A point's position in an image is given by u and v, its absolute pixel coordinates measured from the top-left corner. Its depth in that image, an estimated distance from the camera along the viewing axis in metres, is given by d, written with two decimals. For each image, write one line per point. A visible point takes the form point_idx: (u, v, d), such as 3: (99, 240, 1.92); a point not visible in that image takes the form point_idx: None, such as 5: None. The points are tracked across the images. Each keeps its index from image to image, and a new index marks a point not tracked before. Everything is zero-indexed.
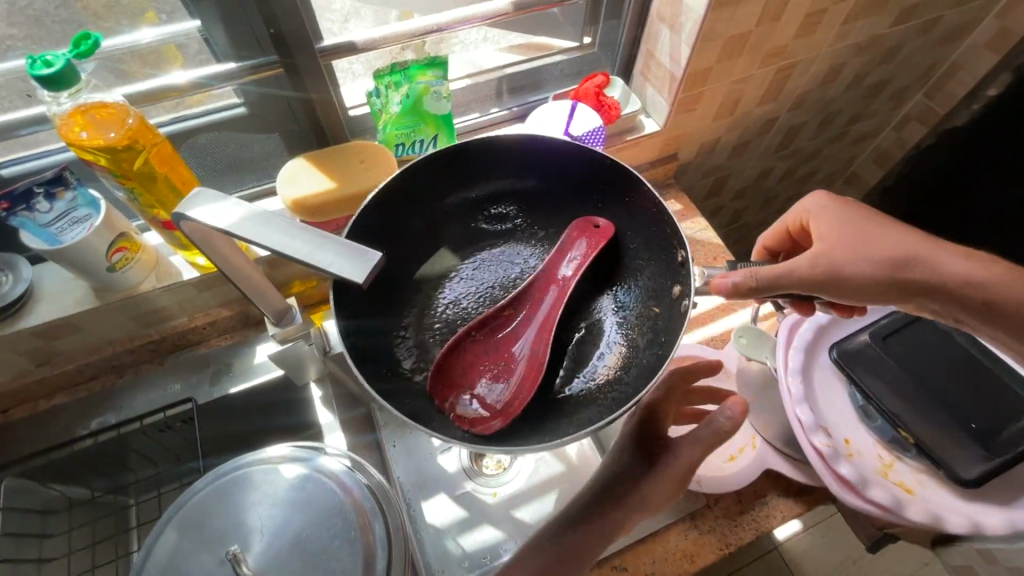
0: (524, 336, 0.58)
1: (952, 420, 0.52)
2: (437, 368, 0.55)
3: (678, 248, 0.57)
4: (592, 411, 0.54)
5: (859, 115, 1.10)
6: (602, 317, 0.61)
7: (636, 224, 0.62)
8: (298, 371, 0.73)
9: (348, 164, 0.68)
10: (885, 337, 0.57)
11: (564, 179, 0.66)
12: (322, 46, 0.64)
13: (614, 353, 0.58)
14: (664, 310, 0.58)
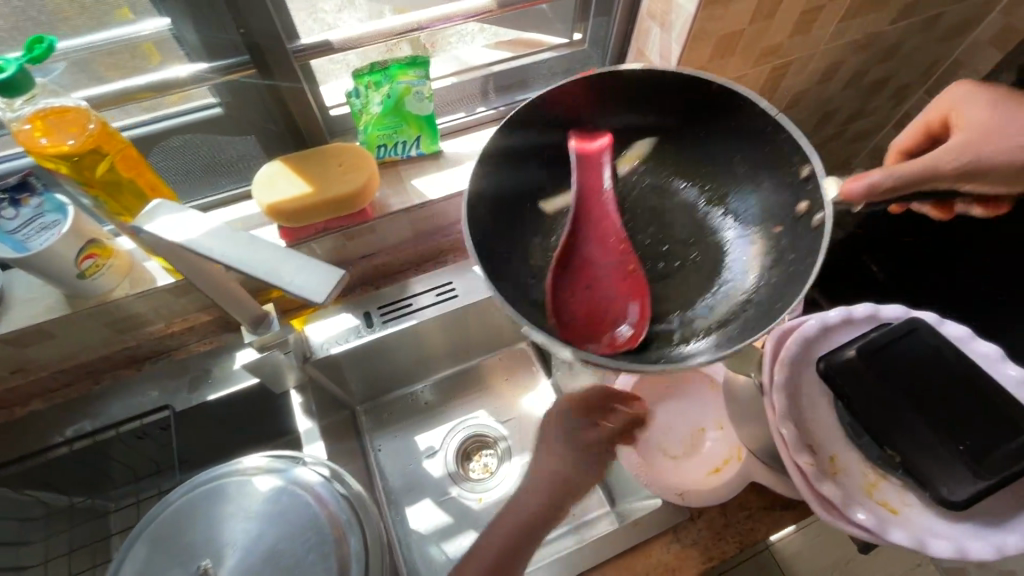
0: (626, 252, 0.57)
1: (940, 434, 0.49)
2: (556, 305, 0.54)
3: (805, 163, 0.52)
4: (732, 325, 0.52)
5: (858, 112, 1.07)
6: (718, 230, 0.60)
7: (744, 147, 0.58)
8: (275, 376, 0.71)
9: (326, 166, 0.66)
10: (875, 350, 0.53)
11: (678, 117, 0.61)
12: (296, 46, 0.62)
13: (743, 267, 0.56)
14: (789, 229, 0.54)
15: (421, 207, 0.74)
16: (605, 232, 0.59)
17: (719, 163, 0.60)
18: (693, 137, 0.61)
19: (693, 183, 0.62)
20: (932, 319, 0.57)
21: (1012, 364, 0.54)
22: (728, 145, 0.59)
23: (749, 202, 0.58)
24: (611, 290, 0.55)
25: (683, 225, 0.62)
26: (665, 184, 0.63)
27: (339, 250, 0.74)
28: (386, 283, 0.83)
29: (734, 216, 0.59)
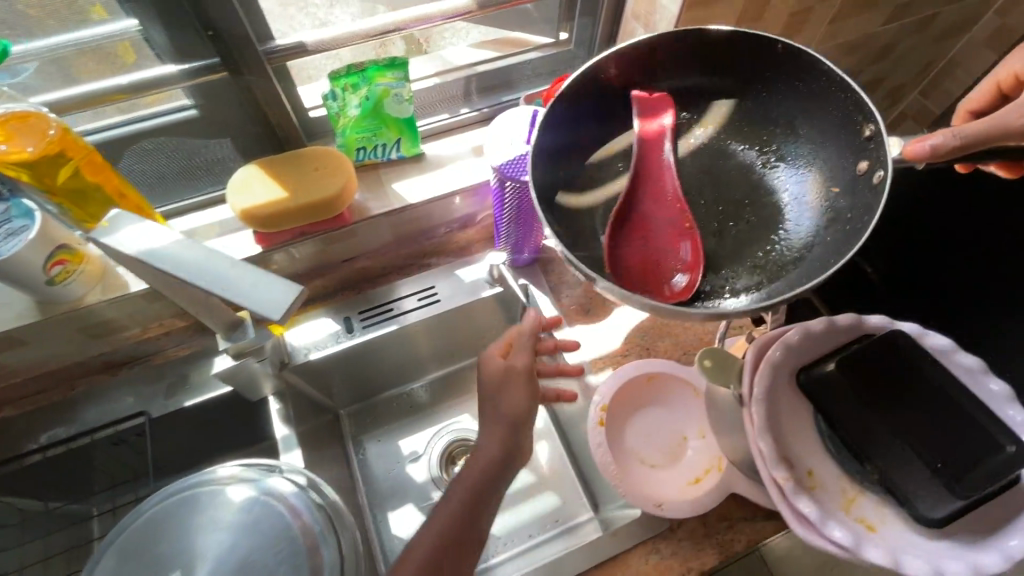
0: (676, 215, 0.54)
1: (919, 450, 0.48)
2: (608, 262, 0.52)
3: (868, 121, 0.48)
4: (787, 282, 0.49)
5: None
6: (774, 192, 0.54)
7: (808, 107, 0.53)
8: (249, 384, 0.69)
9: (302, 170, 0.65)
10: (853, 364, 0.53)
11: (740, 77, 0.56)
12: (268, 48, 0.60)
13: (801, 227, 0.52)
14: (851, 191, 0.50)
15: (401, 210, 0.73)
16: (657, 193, 0.56)
17: (781, 119, 0.55)
18: (752, 95, 0.57)
19: (749, 145, 0.57)
20: (914, 329, 0.56)
21: (996, 376, 0.53)
22: (792, 106, 0.55)
23: (808, 159, 0.54)
24: (661, 251, 0.53)
25: (736, 180, 0.56)
26: (722, 147, 0.58)
27: (317, 254, 0.73)
28: (368, 287, 0.82)
29: (792, 177, 0.54)
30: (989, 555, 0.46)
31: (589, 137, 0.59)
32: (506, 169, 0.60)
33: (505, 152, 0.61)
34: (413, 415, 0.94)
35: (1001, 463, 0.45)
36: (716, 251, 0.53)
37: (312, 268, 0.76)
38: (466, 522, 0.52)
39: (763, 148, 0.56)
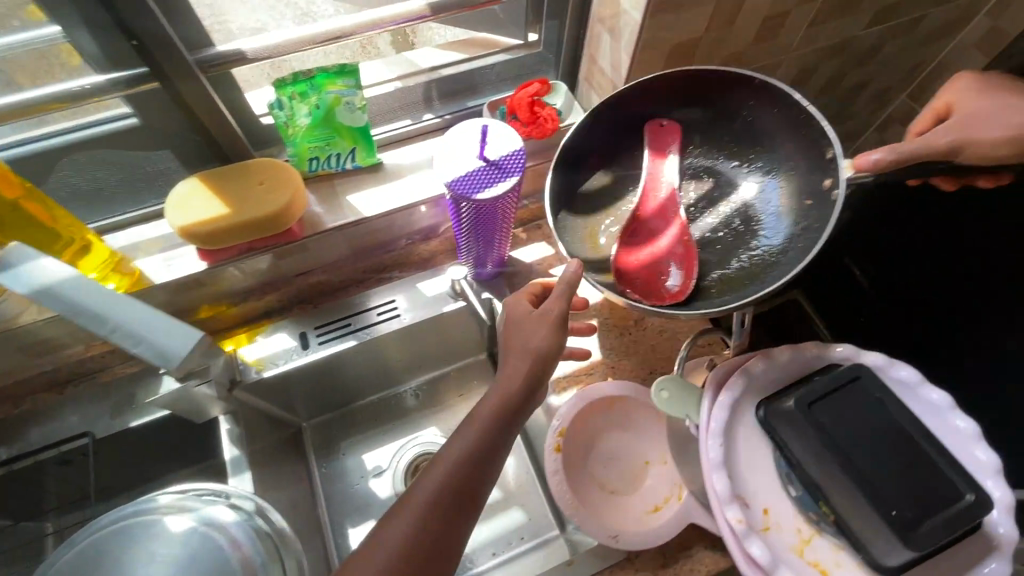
0: (675, 221, 0.60)
1: (883, 494, 0.45)
2: (613, 268, 0.58)
3: (828, 145, 0.55)
4: (759, 285, 0.55)
5: (838, 117, 1.01)
6: (753, 202, 0.60)
7: (782, 130, 0.59)
8: (199, 409, 0.67)
9: (245, 185, 0.62)
10: (813, 402, 0.49)
11: (723, 108, 0.62)
12: (197, 58, 0.56)
13: (778, 234, 0.57)
14: (817, 203, 0.56)
15: (356, 224, 0.70)
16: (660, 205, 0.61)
17: (760, 140, 0.61)
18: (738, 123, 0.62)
19: (734, 164, 0.62)
20: (881, 361, 0.53)
21: (963, 413, 0.50)
22: (770, 129, 0.60)
23: (784, 172, 0.59)
24: (659, 256, 0.59)
25: (723, 194, 0.62)
26: (711, 164, 0.63)
27: (269, 268, 0.70)
28: (324, 301, 0.79)
29: (766, 189, 0.60)
30: None
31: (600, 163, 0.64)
32: (455, 186, 0.57)
33: (456, 168, 0.58)
34: (379, 427, 0.92)
35: (955, 514, 0.43)
36: (707, 257, 0.59)
37: (266, 282, 0.73)
38: (435, 527, 0.46)
39: (745, 166, 0.62)
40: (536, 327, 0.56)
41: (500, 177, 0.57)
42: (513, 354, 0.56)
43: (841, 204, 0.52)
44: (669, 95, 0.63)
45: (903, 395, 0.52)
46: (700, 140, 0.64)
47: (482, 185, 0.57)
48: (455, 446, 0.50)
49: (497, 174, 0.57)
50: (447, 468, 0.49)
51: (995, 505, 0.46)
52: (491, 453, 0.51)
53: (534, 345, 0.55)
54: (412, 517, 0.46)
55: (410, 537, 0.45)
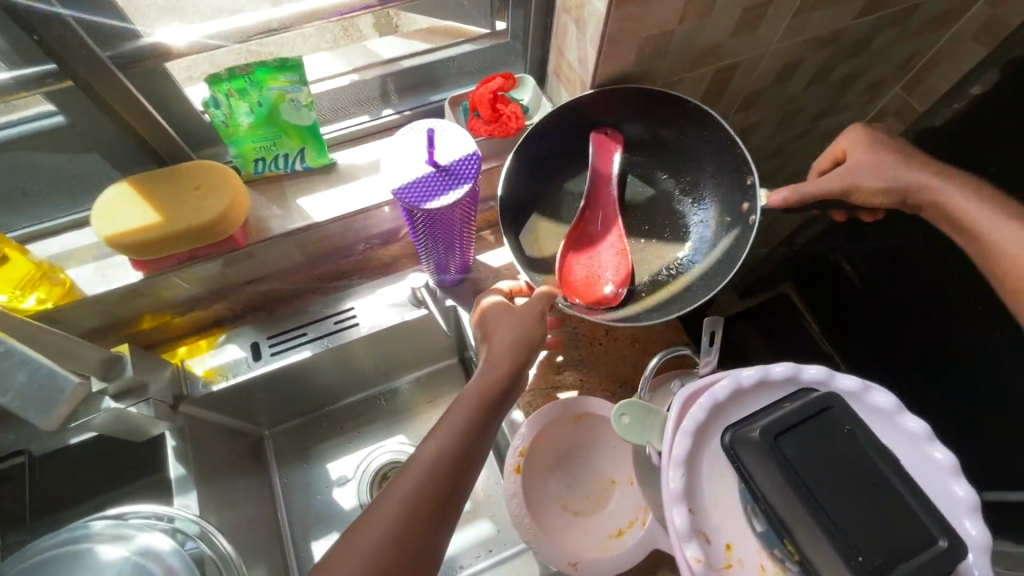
0: (615, 231, 0.67)
1: (851, 536, 0.41)
2: (559, 272, 0.65)
3: (746, 173, 0.64)
4: (684, 291, 0.65)
5: (827, 111, 0.96)
6: (687, 215, 0.69)
7: (710, 151, 0.67)
8: (139, 431, 0.62)
9: (179, 191, 0.57)
10: (780, 433, 0.45)
11: (664, 123, 0.69)
12: (109, 55, 0.51)
13: (703, 243, 0.67)
14: (737, 220, 0.65)
15: (305, 229, 0.66)
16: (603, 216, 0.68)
17: (693, 159, 0.69)
18: (677, 139, 0.69)
19: (672, 178, 0.70)
20: (855, 387, 0.50)
21: (942, 444, 0.47)
22: (701, 149, 0.68)
23: (709, 190, 0.68)
24: (600, 263, 0.66)
25: (661, 205, 0.70)
26: (651, 175, 0.71)
27: (215, 275, 0.66)
28: (279, 308, 0.76)
29: (700, 205, 0.68)
30: None
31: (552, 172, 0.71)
32: (402, 195, 0.52)
33: (404, 174, 0.53)
34: (342, 435, 0.88)
35: (926, 560, 0.40)
36: (642, 261, 0.67)
37: (214, 290, 0.69)
38: (417, 531, 0.44)
39: (680, 180, 0.70)
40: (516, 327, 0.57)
41: (451, 184, 0.53)
42: (496, 352, 0.55)
43: (755, 229, 0.62)
44: (617, 108, 0.68)
45: (878, 423, 0.49)
46: (641, 153, 0.71)
47: (432, 193, 0.52)
48: (433, 445, 0.47)
49: (448, 181, 0.53)
50: (426, 468, 0.46)
51: (971, 546, 0.43)
52: (471, 454, 0.48)
53: (516, 342, 0.55)
54: (389, 521, 0.43)
55: (387, 545, 0.42)
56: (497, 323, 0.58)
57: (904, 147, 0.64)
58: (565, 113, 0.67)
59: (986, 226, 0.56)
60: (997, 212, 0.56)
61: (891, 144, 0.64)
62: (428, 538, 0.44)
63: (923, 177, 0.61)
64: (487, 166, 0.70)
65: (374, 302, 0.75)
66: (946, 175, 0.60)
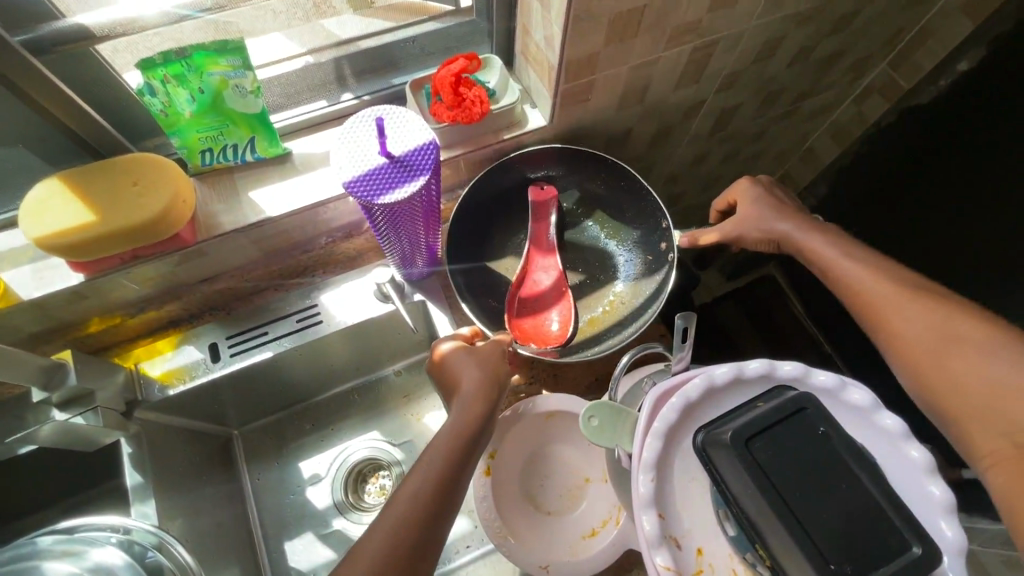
0: (561, 275, 0.69)
1: (822, 540, 0.40)
2: (509, 323, 0.67)
3: (662, 216, 0.70)
4: (619, 328, 0.68)
5: (811, 90, 0.92)
6: (615, 255, 0.72)
7: (630, 203, 0.73)
8: (91, 441, 0.61)
9: (116, 189, 0.53)
10: (752, 436, 0.43)
11: (589, 176, 0.73)
12: (20, 40, 0.48)
13: (630, 282, 0.70)
14: (658, 259, 0.70)
15: (258, 225, 0.62)
16: (548, 266, 0.70)
17: (614, 209, 0.73)
18: (601, 190, 0.73)
19: (601, 225, 0.73)
20: (831, 384, 0.48)
21: (918, 442, 0.45)
22: (621, 201, 0.73)
23: (632, 233, 0.72)
24: (543, 309, 0.68)
25: (592, 252, 0.73)
26: (580, 224, 0.73)
27: (165, 275, 0.63)
28: (240, 306, 0.72)
29: (625, 247, 0.72)
30: None
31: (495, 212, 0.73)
32: (355, 190, 0.49)
33: (356, 166, 0.49)
34: (314, 433, 0.84)
35: (900, 564, 0.39)
36: (580, 302, 0.70)
37: (165, 290, 0.65)
38: (404, 554, 0.43)
39: (605, 228, 0.73)
40: (479, 368, 0.57)
41: (406, 177, 0.49)
42: (467, 392, 0.55)
43: (673, 268, 0.67)
44: (545, 164, 0.73)
45: (853, 420, 0.47)
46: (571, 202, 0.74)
47: (386, 186, 0.49)
48: (419, 470, 0.48)
49: (403, 174, 0.49)
50: (415, 493, 0.46)
51: (945, 548, 0.42)
52: (455, 478, 0.48)
53: (484, 380, 0.56)
54: (380, 545, 0.43)
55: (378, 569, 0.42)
56: (459, 368, 0.57)
57: (781, 197, 0.65)
58: (502, 164, 0.71)
59: (834, 261, 0.57)
60: (843, 247, 0.57)
61: (769, 193, 0.66)
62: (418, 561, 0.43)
63: (787, 220, 0.62)
64: (450, 153, 0.68)
65: (339, 298, 0.71)
66: (807, 219, 0.62)
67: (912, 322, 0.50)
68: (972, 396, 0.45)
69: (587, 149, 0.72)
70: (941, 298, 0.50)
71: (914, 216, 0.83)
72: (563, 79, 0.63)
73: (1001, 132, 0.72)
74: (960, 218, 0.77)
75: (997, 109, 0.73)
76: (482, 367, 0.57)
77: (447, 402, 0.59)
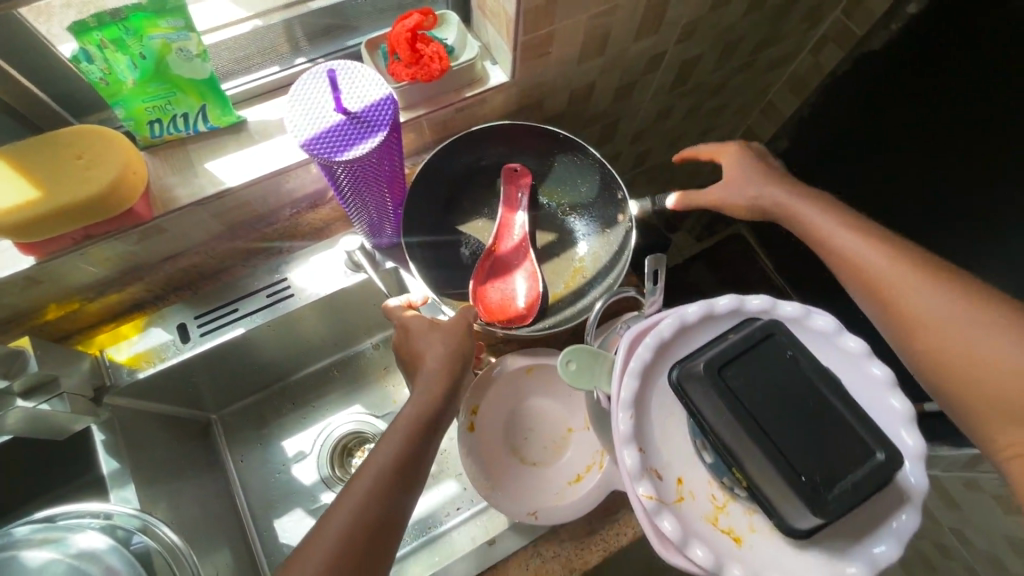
0: (526, 239, 0.69)
1: (793, 458, 0.42)
2: (472, 290, 0.67)
3: (618, 187, 0.70)
4: (584, 299, 0.68)
5: (768, 39, 0.93)
6: (573, 230, 0.72)
7: (585, 177, 0.72)
8: (59, 429, 0.59)
9: (59, 164, 0.51)
10: (724, 365, 0.45)
11: (545, 152, 0.72)
12: None
13: (589, 255, 0.71)
14: (616, 230, 0.70)
15: (217, 197, 0.60)
16: (519, 243, 0.69)
17: (571, 184, 0.73)
18: (558, 167, 0.73)
19: (560, 203, 0.73)
20: (797, 313, 0.49)
21: (879, 359, 0.47)
22: (577, 174, 0.72)
23: (589, 207, 0.72)
24: (509, 287, 0.68)
25: (554, 228, 0.72)
26: (536, 203, 0.73)
27: (125, 255, 0.61)
28: (207, 284, 0.71)
29: (583, 220, 0.72)
30: (854, 564, 0.42)
31: (459, 174, 0.72)
32: (313, 149, 0.48)
33: (312, 124, 0.48)
34: (295, 411, 0.84)
35: (867, 469, 0.41)
36: (546, 269, 0.71)
37: (126, 271, 0.63)
38: (359, 547, 0.45)
39: (564, 205, 0.73)
40: (439, 344, 0.56)
41: (364, 133, 0.48)
42: (428, 371, 0.55)
43: (633, 237, 0.67)
44: (501, 142, 0.72)
45: (818, 345, 0.49)
46: (535, 169, 0.73)
47: (344, 144, 0.48)
48: (385, 449, 0.50)
49: (362, 131, 0.48)
50: (378, 473, 0.48)
51: (906, 455, 0.44)
52: (418, 455, 0.50)
53: (447, 358, 0.56)
54: (349, 519, 0.45)
55: (345, 541, 0.45)
56: (419, 339, 0.57)
57: (776, 168, 0.63)
58: (464, 140, 0.70)
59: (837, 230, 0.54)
60: (842, 215, 0.55)
61: (763, 165, 0.63)
62: (376, 548, 0.46)
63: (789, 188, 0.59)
64: (412, 114, 0.66)
65: (310, 271, 0.70)
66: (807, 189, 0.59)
67: (911, 292, 0.49)
68: (960, 365, 0.46)
69: (546, 125, 0.71)
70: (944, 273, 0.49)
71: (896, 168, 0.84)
72: (521, 31, 0.62)
73: (996, 107, 0.71)
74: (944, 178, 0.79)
75: (989, 79, 0.71)
76: (439, 342, 0.56)
77: (409, 377, 0.58)
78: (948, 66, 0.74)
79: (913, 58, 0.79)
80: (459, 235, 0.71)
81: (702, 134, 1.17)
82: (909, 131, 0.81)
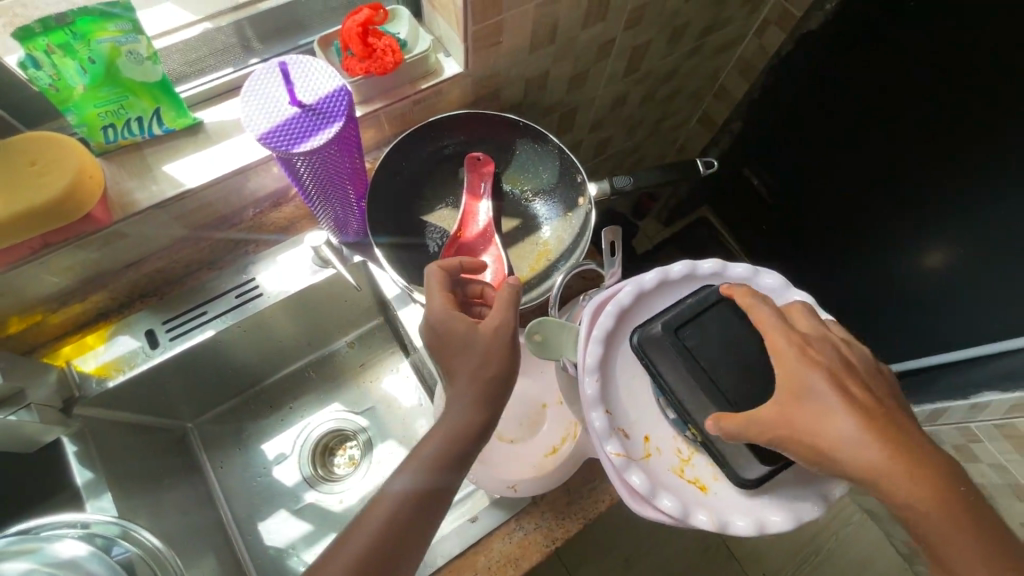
0: (491, 224, 0.71)
1: (747, 408, 0.45)
2: None
3: (577, 171, 0.72)
4: (549, 278, 0.71)
5: (714, 23, 0.96)
6: (535, 213, 0.74)
7: (545, 163, 0.74)
8: (27, 441, 0.58)
9: (11, 172, 0.50)
10: (679, 323, 0.47)
11: (506, 140, 0.75)
12: None
13: (552, 236, 0.73)
14: (577, 211, 0.73)
15: (178, 198, 0.60)
16: (486, 230, 0.71)
17: (532, 169, 0.75)
18: (518, 153, 0.75)
19: (522, 188, 0.75)
20: (746, 273, 0.53)
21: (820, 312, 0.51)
22: (538, 161, 0.74)
23: (551, 191, 0.74)
24: None
25: (518, 213, 0.74)
26: (499, 189, 0.74)
27: (87, 263, 0.60)
28: (172, 289, 0.71)
29: (545, 205, 0.74)
30: (811, 500, 0.46)
31: (420, 165, 0.73)
32: (269, 142, 0.48)
33: (268, 120, 0.49)
34: (272, 414, 0.83)
35: None
36: (511, 253, 0.72)
37: (90, 279, 0.63)
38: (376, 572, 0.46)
39: (526, 190, 0.75)
40: (477, 357, 0.51)
41: (319, 125, 0.49)
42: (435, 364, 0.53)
43: (593, 217, 0.70)
44: (463, 133, 0.74)
45: None
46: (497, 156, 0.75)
47: (301, 134, 0.49)
48: (417, 457, 0.50)
49: (318, 121, 0.49)
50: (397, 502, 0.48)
51: None
52: (464, 458, 0.50)
53: (486, 374, 0.51)
54: (366, 546, 0.46)
55: (378, 541, 0.46)
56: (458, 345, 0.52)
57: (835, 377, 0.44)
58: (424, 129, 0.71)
59: (882, 471, 0.42)
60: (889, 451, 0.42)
61: (804, 351, 0.45)
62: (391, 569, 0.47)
63: (842, 414, 0.43)
64: (370, 107, 0.68)
65: (276, 270, 0.71)
66: (870, 411, 0.43)
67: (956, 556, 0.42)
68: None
69: (506, 115, 0.74)
70: (969, 497, 0.43)
71: (890, 160, 0.82)
72: (470, 21, 0.64)
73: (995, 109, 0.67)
74: (923, 166, 0.77)
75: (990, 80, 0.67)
76: (484, 343, 0.52)
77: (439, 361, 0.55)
78: (934, 63, 0.72)
79: (875, 41, 0.78)
80: (423, 224, 0.72)
81: (659, 120, 1.21)
82: (915, 127, 0.76)
